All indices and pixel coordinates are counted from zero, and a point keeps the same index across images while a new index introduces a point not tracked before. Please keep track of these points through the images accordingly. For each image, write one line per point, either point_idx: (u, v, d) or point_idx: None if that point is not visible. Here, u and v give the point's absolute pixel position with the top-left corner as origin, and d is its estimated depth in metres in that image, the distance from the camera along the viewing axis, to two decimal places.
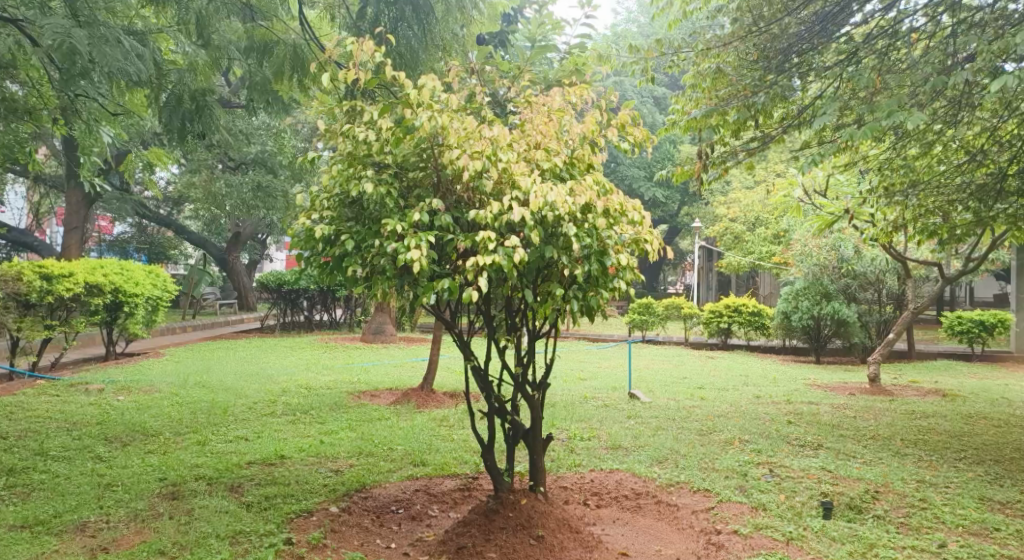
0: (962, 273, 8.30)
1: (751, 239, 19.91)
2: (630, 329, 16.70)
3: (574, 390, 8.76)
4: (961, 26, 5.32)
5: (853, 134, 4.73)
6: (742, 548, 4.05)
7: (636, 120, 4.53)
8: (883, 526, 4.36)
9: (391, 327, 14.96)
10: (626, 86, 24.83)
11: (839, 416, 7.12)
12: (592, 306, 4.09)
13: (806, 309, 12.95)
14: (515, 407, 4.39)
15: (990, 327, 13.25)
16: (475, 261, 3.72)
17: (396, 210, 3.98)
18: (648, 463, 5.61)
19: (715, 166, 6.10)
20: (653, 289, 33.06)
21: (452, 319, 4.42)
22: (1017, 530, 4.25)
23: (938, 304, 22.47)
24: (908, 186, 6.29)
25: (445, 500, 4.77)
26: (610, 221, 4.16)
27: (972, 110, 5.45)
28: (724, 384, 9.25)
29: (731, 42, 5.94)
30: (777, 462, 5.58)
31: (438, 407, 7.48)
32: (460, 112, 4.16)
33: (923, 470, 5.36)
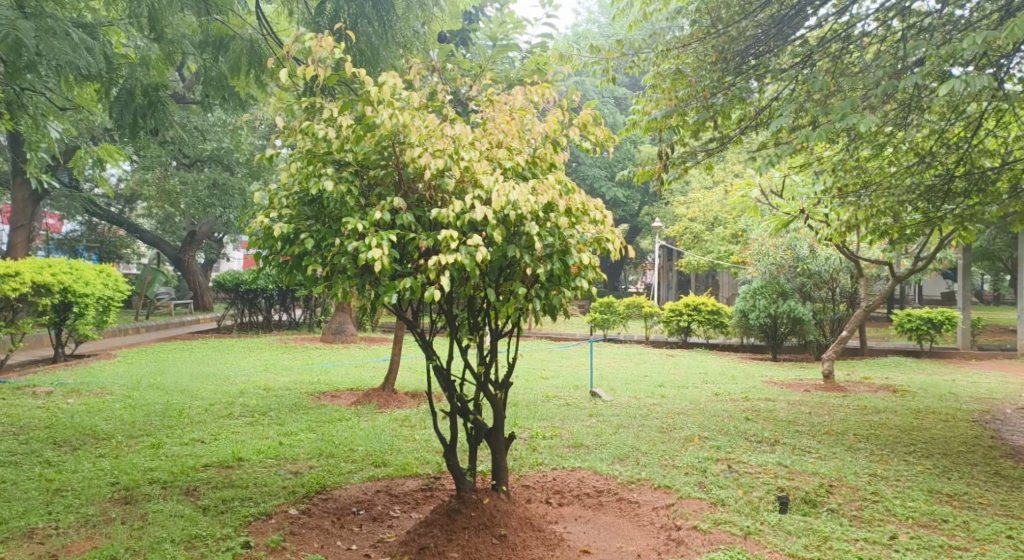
0: (911, 272, 8.53)
1: (710, 239, 20.23)
2: (592, 328, 16.82)
3: (537, 388, 8.79)
4: (910, 31, 5.49)
5: (808, 136, 4.85)
6: (701, 544, 4.11)
7: (597, 120, 4.55)
8: (837, 519, 4.47)
9: (352, 327, 14.79)
10: (588, 86, 25.04)
11: (795, 412, 7.27)
12: (555, 305, 4.12)
13: (762, 307, 13.21)
14: (477, 406, 4.37)
15: (938, 324, 13.67)
16: (437, 260, 3.70)
17: (357, 209, 3.94)
18: (610, 461, 5.65)
19: (676, 166, 6.14)
20: (613, 288, 33.38)
21: (414, 318, 4.39)
22: (964, 521, 4.40)
23: (888, 303, 23.11)
24: (861, 187, 6.46)
25: (407, 501, 4.74)
26: (572, 220, 4.18)
27: (922, 114, 5.62)
28: (684, 382, 9.37)
29: (691, 43, 6.01)
30: (735, 458, 5.68)
31: (400, 407, 7.42)
32: (422, 110, 4.14)
33: (875, 464, 5.51)
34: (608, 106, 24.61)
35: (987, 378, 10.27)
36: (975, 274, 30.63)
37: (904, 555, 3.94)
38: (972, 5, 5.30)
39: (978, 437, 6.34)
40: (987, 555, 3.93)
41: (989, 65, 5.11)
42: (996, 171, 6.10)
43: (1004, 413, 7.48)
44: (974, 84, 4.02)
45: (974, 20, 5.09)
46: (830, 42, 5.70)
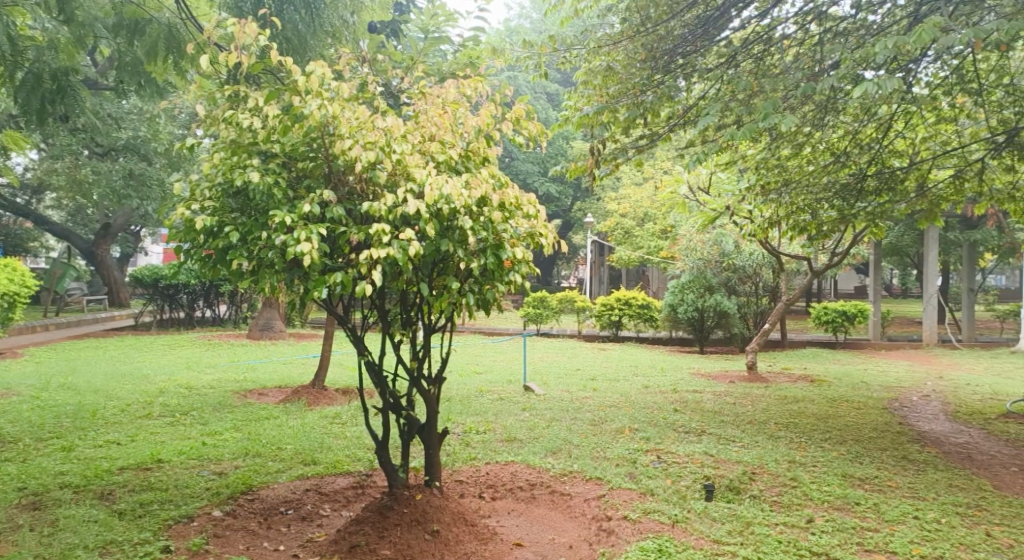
0: (829, 267, 8.85)
1: (640, 234, 20.56)
2: (525, 323, 16.93)
3: (470, 383, 8.77)
4: (827, 35, 5.71)
5: (733, 134, 5.00)
6: (631, 533, 4.19)
7: (531, 114, 4.56)
8: (758, 505, 4.63)
9: (280, 323, 14.43)
10: (520, 82, 25.06)
11: (721, 403, 7.49)
12: (488, 300, 4.16)
13: (690, 302, 13.56)
14: (410, 402, 4.33)
15: (852, 316, 14.34)
16: (368, 254, 3.65)
17: (285, 201, 3.85)
18: (542, 455, 5.69)
19: (607, 162, 6.18)
20: (546, 283, 33.69)
21: (345, 314, 4.31)
22: (874, 503, 4.62)
23: (808, 297, 24.07)
24: (782, 184, 6.68)
25: (337, 499, 4.66)
26: (506, 214, 4.18)
27: (837, 116, 5.88)
28: (615, 375, 9.53)
29: (621, 41, 6.08)
30: (664, 448, 5.81)
31: (330, 404, 7.29)
32: (352, 101, 4.07)
33: (794, 451, 5.74)
34: (541, 102, 24.73)
35: (896, 367, 10.84)
36: (885, 269, 32.42)
37: (821, 537, 4.12)
38: (884, 11, 5.53)
39: (887, 423, 6.68)
40: (895, 535, 4.14)
41: (898, 69, 5.38)
42: (904, 171, 6.40)
43: (911, 400, 7.91)
44: (886, 87, 4.22)
45: (886, 25, 5.34)
46: (754, 43, 5.88)
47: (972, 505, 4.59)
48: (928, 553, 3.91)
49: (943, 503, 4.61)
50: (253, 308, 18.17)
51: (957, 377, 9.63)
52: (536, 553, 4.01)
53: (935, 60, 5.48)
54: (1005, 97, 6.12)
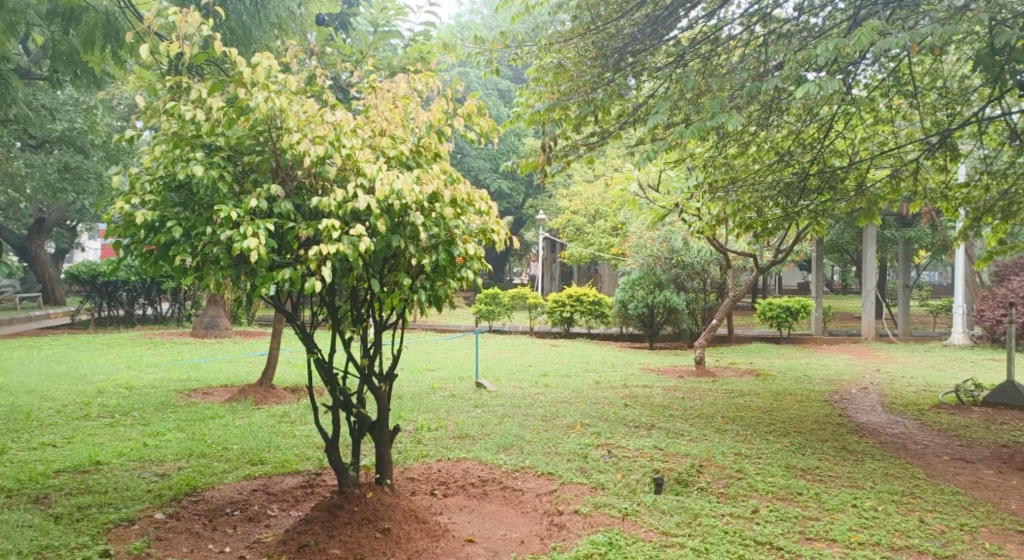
0: (775, 263, 8.92)
1: (591, 231, 20.73)
2: (477, 320, 16.91)
3: (422, 380, 8.72)
4: (771, 36, 5.84)
5: (682, 133, 5.10)
6: (582, 527, 4.23)
7: (482, 110, 4.58)
8: (705, 497, 4.73)
9: (226, 321, 14.11)
10: (472, 78, 24.99)
11: (670, 397, 7.62)
12: (440, 296, 4.16)
13: (640, 298, 13.79)
14: (361, 399, 4.28)
15: (795, 312, 14.74)
16: (317, 250, 3.60)
17: (231, 196, 3.77)
18: (494, 451, 5.70)
19: (558, 159, 6.21)
20: (498, 280, 33.73)
21: (294, 311, 4.24)
22: (815, 493, 4.77)
23: (754, 293, 24.68)
24: (729, 182, 6.80)
25: (286, 499, 4.58)
26: (457, 210, 4.17)
27: (781, 116, 6.05)
28: (567, 371, 9.62)
29: (572, 38, 6.11)
30: (614, 443, 5.88)
31: (278, 403, 7.16)
32: (300, 95, 4.01)
33: (739, 443, 5.88)
34: (492, 99, 24.72)
35: (836, 361, 11.19)
36: (826, 267, 33.43)
37: (765, 527, 4.23)
38: (825, 13, 5.68)
39: (829, 416, 6.89)
40: (835, 523, 4.28)
41: (839, 71, 5.54)
42: (844, 170, 6.60)
43: (850, 393, 8.18)
44: (827, 88, 4.35)
45: (827, 28, 5.48)
46: (701, 44, 5.98)
47: (907, 492, 4.78)
48: (865, 540, 4.06)
49: (880, 491, 4.79)
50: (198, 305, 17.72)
51: (894, 370, 10.01)
52: (488, 549, 4.02)
53: (873, 62, 5.67)
54: (938, 100, 6.38)
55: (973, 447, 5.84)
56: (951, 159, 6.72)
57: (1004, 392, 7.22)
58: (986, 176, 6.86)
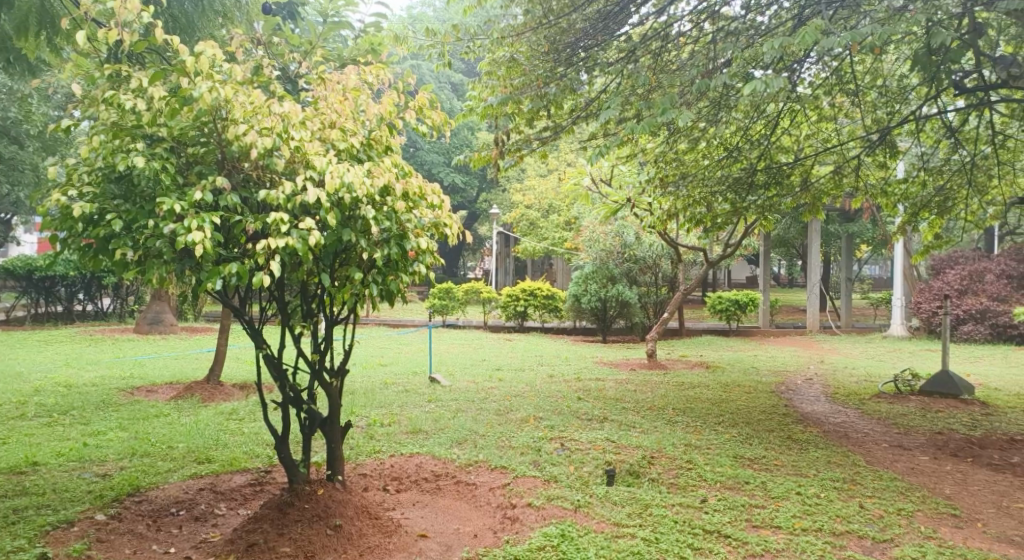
0: (724, 257, 9.08)
1: (545, 225, 20.83)
2: (431, 314, 16.83)
3: (374, 376, 8.65)
4: (719, 34, 5.92)
5: (634, 128, 5.17)
6: (535, 520, 4.26)
7: (434, 103, 4.54)
8: (656, 487, 4.81)
9: (171, 317, 13.76)
10: (424, 71, 24.81)
11: (622, 390, 7.72)
12: (392, 291, 4.13)
13: (593, 292, 13.92)
14: (311, 396, 4.22)
15: (743, 305, 15.08)
16: (265, 244, 3.54)
17: (174, 188, 3.67)
18: (448, 445, 5.69)
19: (511, 153, 6.19)
20: (453, 275, 33.65)
21: (241, 306, 4.16)
22: (762, 482, 4.88)
23: (703, 287, 25.17)
24: (680, 177, 6.88)
25: (234, 498, 4.49)
26: (409, 204, 4.15)
27: (729, 112, 6.10)
28: (520, 364, 9.67)
29: (524, 33, 6.16)
30: (568, 436, 5.93)
31: (226, 400, 7.02)
32: (246, 85, 3.93)
33: (689, 434, 5.98)
34: (445, 92, 24.63)
35: (783, 353, 11.48)
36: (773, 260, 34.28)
37: (713, 516, 4.32)
38: (771, 13, 5.80)
39: (775, 406, 7.06)
40: (780, 511, 4.39)
41: (785, 68, 5.67)
42: (790, 166, 6.75)
43: (795, 383, 8.40)
44: (773, 85, 4.46)
45: (773, 26, 5.58)
46: (651, 40, 6.02)
47: (848, 479, 4.93)
48: (808, 526, 4.17)
49: (823, 479, 4.93)
50: (142, 301, 17.27)
51: (836, 361, 10.32)
52: (441, 544, 4.01)
53: (817, 61, 5.80)
54: (878, 98, 6.58)
55: (910, 434, 6.05)
56: (891, 155, 6.93)
57: (940, 381, 7.50)
58: (923, 172, 7.10)
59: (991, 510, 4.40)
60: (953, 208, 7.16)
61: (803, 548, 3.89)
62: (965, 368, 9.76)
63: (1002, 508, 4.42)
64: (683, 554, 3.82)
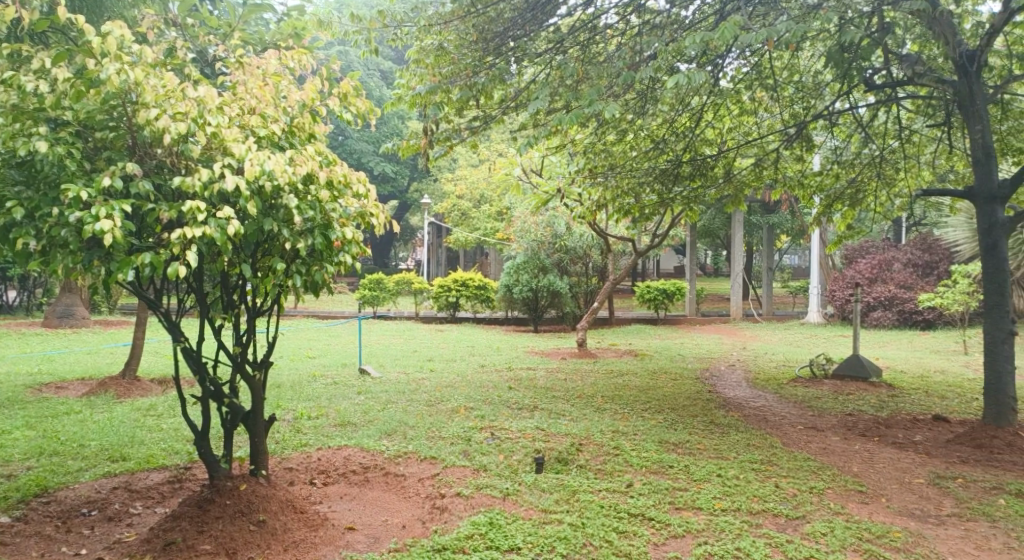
0: (650, 247, 9.26)
1: (476, 216, 20.82)
2: (360, 306, 16.62)
3: (302, 368, 8.50)
4: (645, 27, 5.99)
5: (562, 119, 5.22)
6: (463, 509, 4.27)
7: (359, 91, 4.47)
8: (584, 473, 4.89)
9: (84, 309, 13.21)
10: (353, 58, 24.33)
11: (553, 379, 7.81)
12: (317, 282, 4.06)
13: (525, 282, 14.00)
14: (233, 389, 4.11)
15: (671, 294, 15.45)
16: (181, 233, 3.41)
17: (81, 175, 3.51)
18: (377, 437, 5.64)
19: (440, 143, 6.16)
20: (385, 266, 33.28)
21: (156, 298, 4.00)
22: (685, 465, 5.02)
23: (633, 276, 25.68)
24: (608, 168, 6.93)
25: (150, 496, 4.35)
26: (334, 193, 4.06)
27: (656, 105, 6.20)
28: (452, 355, 9.66)
29: (452, 21, 6.08)
30: (497, 425, 5.95)
31: (143, 396, 6.79)
32: (159, 68, 3.78)
33: (617, 421, 6.09)
34: (374, 80, 24.24)
35: (707, 340, 11.80)
36: (700, 250, 35.24)
37: (638, 499, 4.42)
38: (694, 8, 5.91)
39: (699, 392, 7.27)
40: (701, 493, 4.52)
41: (707, 62, 5.81)
42: (714, 158, 6.92)
43: (719, 369, 8.68)
44: (695, 79, 4.58)
45: (697, 21, 5.67)
46: (579, 31, 6.05)
47: (765, 461, 5.12)
48: (727, 506, 4.31)
49: (742, 461, 5.10)
50: (50, 294, 16.53)
51: (757, 347, 10.68)
52: (368, 536, 3.97)
53: (738, 56, 5.95)
54: (795, 93, 6.83)
55: (823, 416, 6.31)
56: (808, 149, 7.19)
57: (851, 365, 7.84)
58: (836, 165, 7.40)
59: (894, 485, 4.63)
60: (864, 200, 7.47)
61: (722, 527, 4.02)
62: (875, 352, 10.26)
63: (904, 483, 4.66)
64: (609, 538, 3.89)
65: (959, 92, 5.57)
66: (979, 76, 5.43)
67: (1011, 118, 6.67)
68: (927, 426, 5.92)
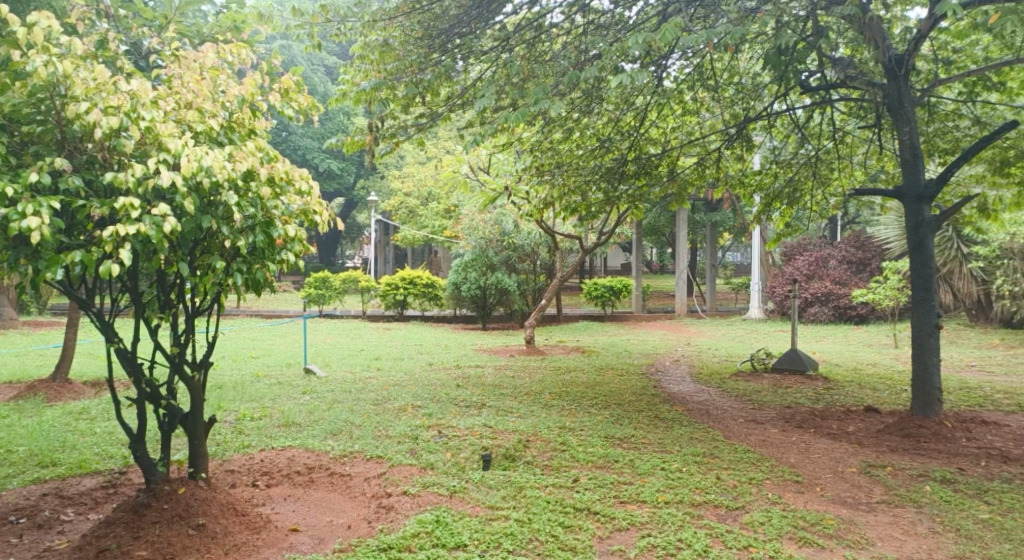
0: (596, 245, 9.35)
1: (423, 213, 20.70)
2: (306, 305, 16.38)
3: (244, 368, 8.34)
4: (590, 27, 6.03)
5: (507, 118, 5.23)
6: (410, 508, 4.24)
7: (301, 87, 4.40)
8: (530, 470, 4.91)
9: (12, 310, 12.70)
10: (295, 53, 23.87)
11: (501, 376, 7.83)
12: (259, 280, 3.98)
13: (473, 280, 13.99)
14: (171, 390, 4.01)
15: (618, 291, 15.65)
16: (114, 230, 3.30)
17: (6, 170, 3.37)
18: (322, 437, 5.57)
19: (386, 139, 6.12)
20: (331, 264, 32.75)
21: (88, 298, 3.86)
22: (630, 460, 5.09)
23: (580, 272, 25.88)
24: (555, 166, 6.97)
25: (83, 502, 4.21)
26: (276, 190, 3.98)
27: (601, 104, 6.27)
28: (399, 353, 9.60)
29: (397, 17, 6.03)
30: (445, 423, 5.94)
31: (76, 399, 6.57)
32: (89, 60, 3.64)
33: (564, 417, 6.14)
34: (316, 76, 23.81)
35: (653, 336, 12.00)
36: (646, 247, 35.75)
37: (584, 494, 4.46)
38: (638, 9, 5.97)
39: (645, 388, 7.38)
40: (645, 486, 4.59)
41: (651, 63, 5.89)
42: (658, 157, 7.02)
43: (664, 365, 8.83)
44: (638, 79, 4.64)
45: (640, 22, 5.73)
46: (525, 29, 6.04)
47: (707, 453, 5.23)
48: (670, 499, 4.40)
49: (685, 454, 5.20)
50: None
51: (701, 343, 10.90)
52: (313, 537, 3.92)
53: (680, 57, 6.04)
54: (735, 94, 7.00)
55: (763, 409, 6.48)
56: (748, 149, 7.37)
57: (790, 359, 8.07)
58: (775, 165, 7.61)
59: (829, 475, 4.79)
60: (801, 199, 7.68)
61: (665, 519, 4.09)
62: (812, 346, 10.58)
63: (838, 473, 4.82)
64: (555, 533, 3.92)
65: (888, 94, 5.78)
66: (907, 80, 5.64)
67: (938, 121, 6.95)
68: (859, 417, 6.14)
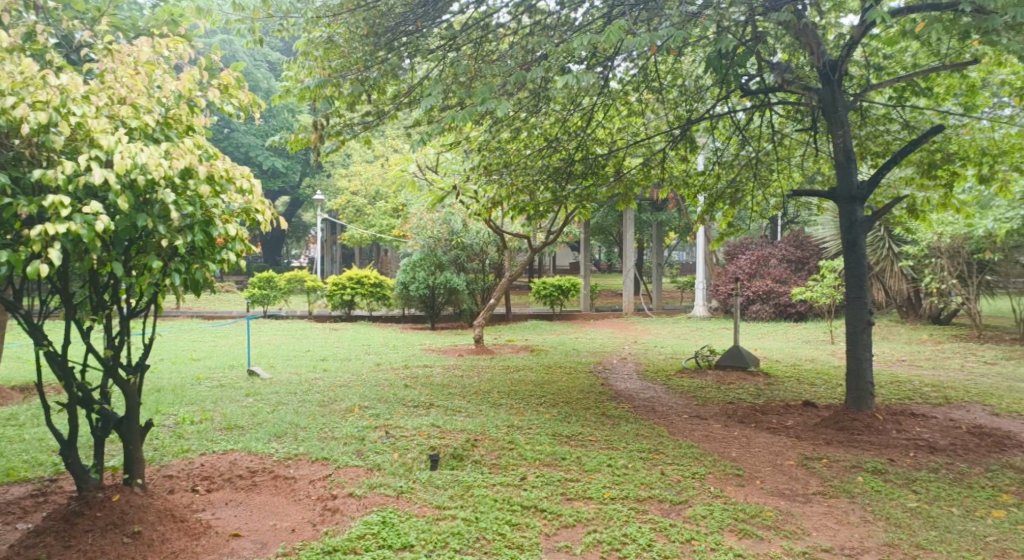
0: (542, 245, 9.39)
1: (371, 213, 20.49)
2: (250, 305, 16.04)
3: (184, 371, 8.13)
4: (537, 27, 6.05)
5: (453, 117, 5.22)
6: (355, 509, 4.21)
7: (241, 83, 4.30)
8: (478, 469, 4.92)
9: None
10: (237, 48, 23.32)
11: (449, 375, 7.81)
12: (198, 281, 3.87)
13: (422, 279, 13.92)
14: (105, 395, 3.87)
15: (566, 291, 15.76)
16: (42, 229, 3.18)
17: None
18: (266, 440, 5.48)
19: (331, 137, 6.04)
20: (277, 264, 32.06)
21: (16, 300, 3.71)
22: (577, 457, 5.13)
23: (529, 272, 25.91)
24: (503, 166, 6.98)
25: (11, 511, 4.05)
26: (215, 188, 3.87)
27: (548, 104, 6.31)
28: (346, 354, 9.49)
29: (342, 14, 5.89)
30: (392, 423, 5.89)
31: (4, 405, 6.31)
32: (15, 53, 3.51)
33: (512, 416, 6.16)
34: (258, 71, 23.32)
35: (601, 334, 12.13)
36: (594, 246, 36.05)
37: (531, 492, 4.48)
38: (583, 10, 6.02)
39: (593, 385, 7.46)
40: (592, 483, 4.64)
41: (596, 63, 5.95)
42: (604, 157, 7.11)
43: (611, 362, 8.93)
44: (583, 80, 4.67)
45: (585, 23, 5.78)
46: (471, 29, 6.03)
47: (652, 449, 5.31)
48: (616, 495, 4.45)
49: (631, 451, 5.27)
50: None
51: (647, 341, 11.05)
52: (255, 542, 3.85)
53: (626, 58, 6.12)
54: (678, 96, 7.13)
55: (707, 405, 6.61)
56: (691, 150, 7.50)
57: (731, 355, 8.26)
58: (717, 166, 7.78)
59: (769, 468, 4.91)
60: (743, 199, 7.86)
61: (610, 515, 4.14)
62: (754, 343, 10.85)
63: (777, 466, 4.95)
64: (502, 531, 3.94)
65: (823, 98, 5.97)
66: (840, 84, 5.87)
67: (870, 125, 7.21)
68: (798, 411, 6.31)
